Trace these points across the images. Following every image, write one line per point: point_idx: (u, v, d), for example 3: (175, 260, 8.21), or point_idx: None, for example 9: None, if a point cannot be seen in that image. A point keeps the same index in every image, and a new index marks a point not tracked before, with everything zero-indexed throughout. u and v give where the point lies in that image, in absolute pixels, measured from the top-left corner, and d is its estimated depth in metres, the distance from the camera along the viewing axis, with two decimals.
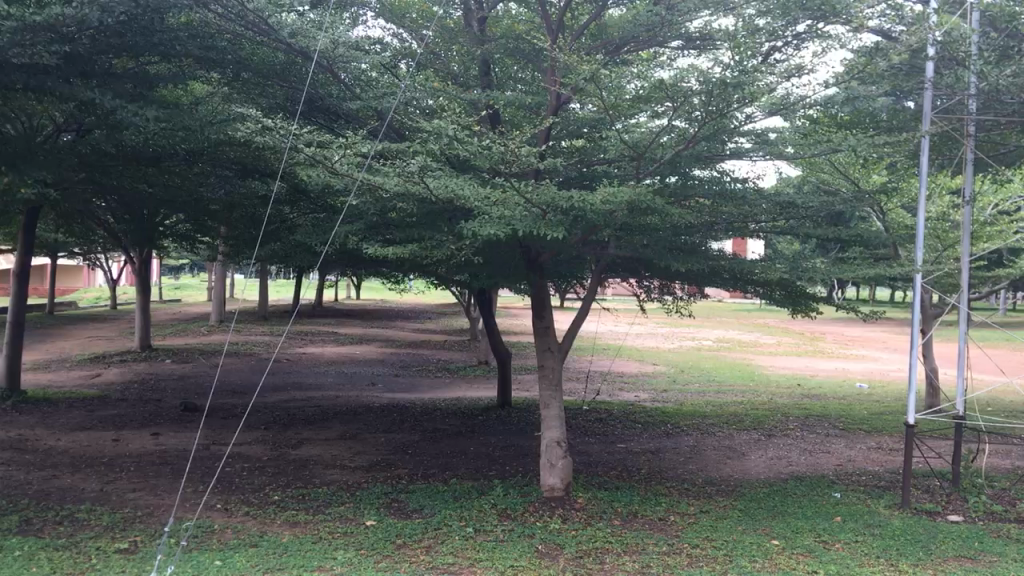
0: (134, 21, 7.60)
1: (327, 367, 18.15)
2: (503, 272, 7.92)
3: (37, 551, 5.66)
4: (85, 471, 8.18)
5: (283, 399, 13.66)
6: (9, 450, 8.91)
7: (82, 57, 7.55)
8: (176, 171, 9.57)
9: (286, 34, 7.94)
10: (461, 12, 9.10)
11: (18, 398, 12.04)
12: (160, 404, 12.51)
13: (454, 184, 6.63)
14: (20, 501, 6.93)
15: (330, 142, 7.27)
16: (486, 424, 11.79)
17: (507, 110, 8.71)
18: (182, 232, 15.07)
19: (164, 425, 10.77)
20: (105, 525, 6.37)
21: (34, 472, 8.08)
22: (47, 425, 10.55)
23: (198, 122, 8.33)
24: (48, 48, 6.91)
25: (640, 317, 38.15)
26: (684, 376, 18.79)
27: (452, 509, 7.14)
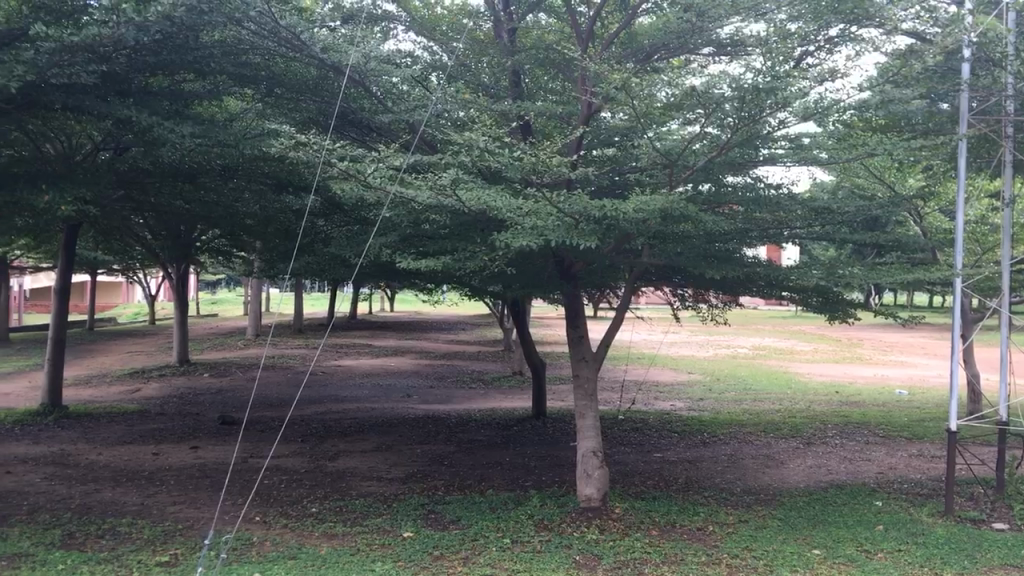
0: (170, 39, 7.67)
1: (363, 379, 18.23)
2: (537, 281, 7.90)
3: (80, 565, 5.72)
4: (127, 485, 8.28)
5: (321, 411, 13.73)
6: (52, 465, 9.05)
7: (120, 76, 7.80)
8: (211, 187, 9.67)
9: (319, 49, 7.99)
10: (491, 24, 9.14)
11: (61, 413, 12.23)
12: (199, 417, 12.62)
13: (487, 196, 6.64)
14: (63, 515, 7.05)
15: (363, 156, 7.34)
16: (522, 434, 11.75)
17: (538, 119, 8.67)
18: (219, 247, 15.22)
19: (203, 438, 10.87)
20: (146, 538, 6.44)
21: (77, 486, 8.20)
22: (89, 439, 10.70)
23: (233, 137, 8.44)
24: (86, 68, 7.15)
25: (676, 324, 37.94)
26: (720, 384, 18.63)
27: (490, 520, 7.12)
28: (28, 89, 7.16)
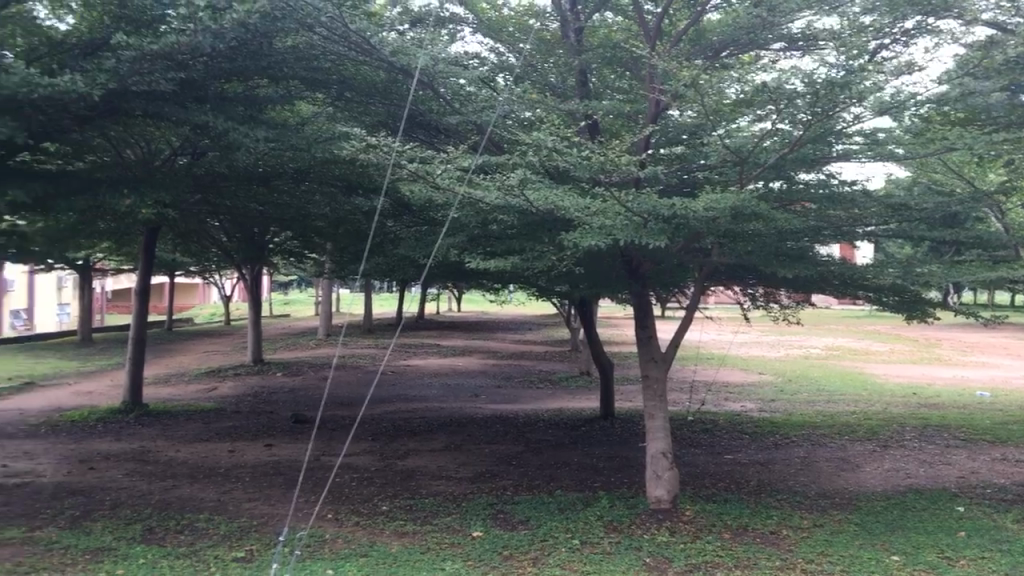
0: (244, 46, 7.84)
1: (432, 379, 18.37)
2: (605, 280, 7.86)
3: (160, 559, 5.88)
4: (204, 481, 8.49)
5: (391, 410, 13.89)
6: (133, 462, 9.34)
7: (197, 83, 8.00)
8: (284, 190, 9.85)
9: (387, 52, 8.06)
10: (558, 24, 9.11)
11: (142, 411, 12.59)
12: (273, 416, 12.88)
13: (555, 195, 6.63)
14: (144, 510, 7.26)
15: (432, 157, 7.43)
16: (590, 435, 11.71)
17: (605, 119, 8.62)
18: (291, 248, 15.51)
19: (277, 436, 11.09)
20: (223, 534, 6.59)
21: (157, 482, 8.44)
22: (168, 436, 11.01)
23: (305, 140, 8.59)
24: (165, 76, 7.40)
25: (745, 325, 37.37)
26: (792, 385, 18.30)
27: (559, 521, 7.11)
28: (109, 97, 7.41)
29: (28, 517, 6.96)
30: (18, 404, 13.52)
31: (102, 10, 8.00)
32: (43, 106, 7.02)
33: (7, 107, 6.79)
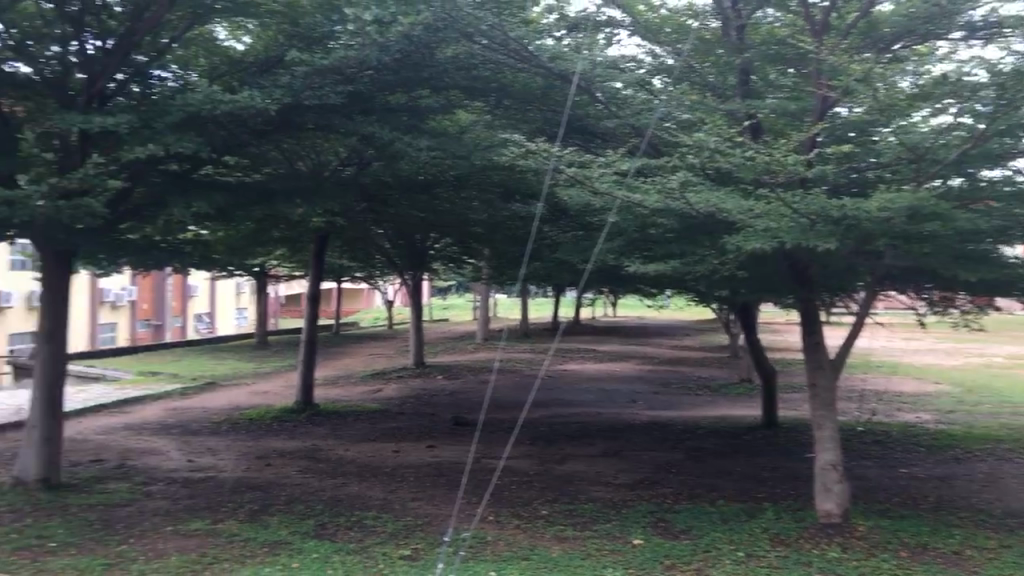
0: (408, 58, 8.11)
1: (589, 384, 18.34)
2: (770, 285, 7.58)
3: (331, 554, 6.13)
4: (371, 480, 8.79)
5: (548, 415, 13.96)
6: (306, 459, 9.78)
7: (364, 95, 8.30)
8: (445, 197, 10.09)
9: (545, 58, 8.22)
10: (719, 23, 8.84)
11: (313, 411, 13.16)
12: (435, 417, 13.20)
13: (717, 197, 6.50)
14: (316, 506, 7.59)
15: (591, 162, 7.49)
16: (753, 444, 11.37)
17: (767, 118, 8.09)
18: (451, 254, 15.88)
19: (439, 438, 11.36)
20: (390, 531, 6.79)
21: (328, 479, 8.81)
22: (337, 435, 11.48)
23: (467, 148, 8.72)
24: (334, 89, 7.78)
25: (918, 331, 35.35)
26: (973, 396, 17.15)
27: (722, 532, 6.93)
28: (284, 110, 7.81)
29: (211, 509, 7.40)
30: (201, 403, 14.43)
31: (276, 29, 8.36)
32: (226, 122, 7.51)
33: (195, 123, 7.40)
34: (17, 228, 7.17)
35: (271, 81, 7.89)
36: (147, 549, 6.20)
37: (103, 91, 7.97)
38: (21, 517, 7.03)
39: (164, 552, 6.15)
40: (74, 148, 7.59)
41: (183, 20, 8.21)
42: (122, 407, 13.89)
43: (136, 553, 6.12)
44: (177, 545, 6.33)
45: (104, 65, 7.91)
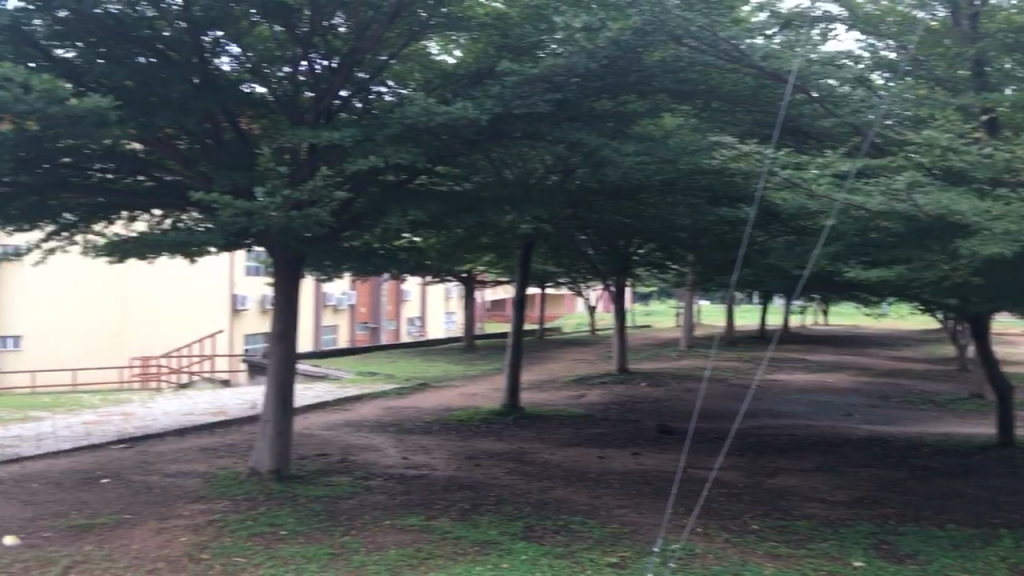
0: (615, 63, 7.94)
1: (800, 395, 17.61)
2: (1010, 295, 6.96)
3: (539, 556, 6.20)
4: (576, 485, 8.83)
5: (757, 426, 13.51)
6: (513, 462, 9.98)
7: (572, 102, 8.21)
8: (651, 202, 9.97)
9: (760, 57, 8.13)
10: (948, 12, 8.18)
11: (519, 414, 13.40)
12: (639, 425, 13.09)
13: (950, 199, 6.05)
14: (524, 508, 7.71)
15: (807, 162, 7.28)
16: (986, 464, 10.50)
17: (1004, 114, 7.55)
18: (655, 260, 15.73)
19: (644, 446, 11.26)
20: (597, 537, 6.79)
21: (534, 482, 8.93)
22: (543, 439, 11.64)
23: (676, 150, 8.43)
24: (543, 98, 7.82)
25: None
26: None
27: (953, 559, 6.43)
28: (495, 120, 7.98)
29: (425, 506, 7.69)
30: (414, 403, 15.06)
31: (486, 41, 8.53)
32: (439, 132, 7.75)
33: (412, 134, 7.71)
34: (254, 238, 7.75)
35: (483, 92, 8.09)
36: (367, 542, 6.52)
37: (329, 107, 8.51)
38: (257, 505, 7.60)
39: (383, 545, 6.45)
40: (303, 162, 8.13)
41: (401, 37, 8.54)
42: (343, 405, 14.74)
43: (357, 544, 6.45)
44: (394, 539, 6.63)
45: (330, 84, 8.44)
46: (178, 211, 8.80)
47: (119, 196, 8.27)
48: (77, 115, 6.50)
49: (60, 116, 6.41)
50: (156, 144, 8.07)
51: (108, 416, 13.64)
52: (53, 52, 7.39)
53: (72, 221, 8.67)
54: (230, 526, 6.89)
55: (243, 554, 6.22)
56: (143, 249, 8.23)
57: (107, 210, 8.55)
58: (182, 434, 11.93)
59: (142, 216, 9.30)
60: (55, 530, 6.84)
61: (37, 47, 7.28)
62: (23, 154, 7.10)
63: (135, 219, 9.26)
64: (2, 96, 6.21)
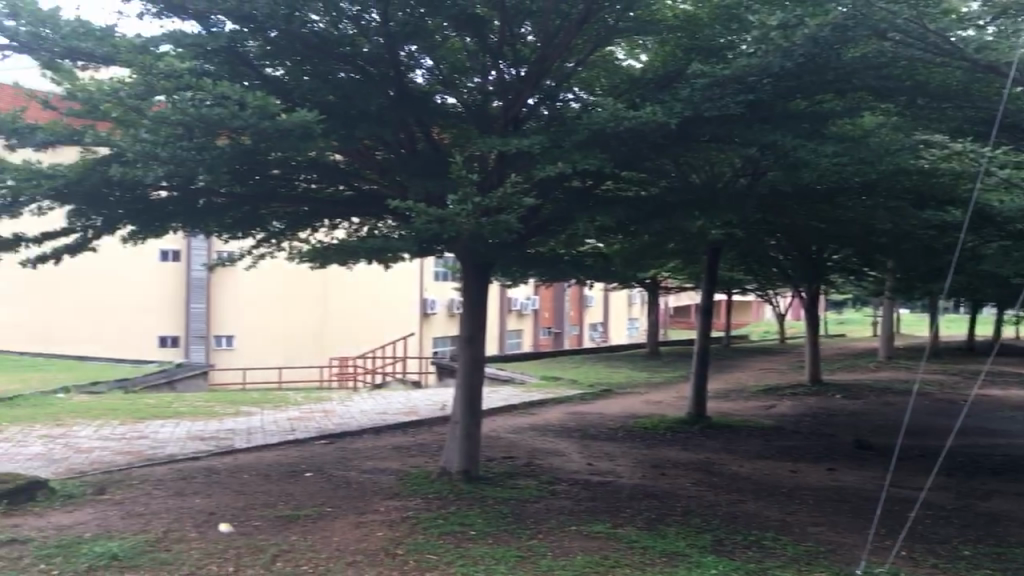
0: (812, 62, 7.49)
1: (1016, 412, 16.27)
2: None
3: (730, 571, 6.01)
4: (768, 499, 8.52)
5: (967, 444, 12.59)
6: (700, 472, 9.76)
7: (764, 103, 7.86)
8: (849, 206, 9.47)
9: (974, 50, 7.46)
10: None
11: (705, 424, 13.09)
12: (834, 439, 12.50)
13: None
14: (712, 521, 7.52)
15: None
16: None
17: None
18: (852, 266, 14.98)
19: (840, 461, 10.74)
20: (791, 555, 6.52)
21: (722, 494, 8.70)
22: (731, 450, 11.33)
23: (878, 150, 7.93)
24: (735, 100, 7.51)
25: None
26: None
27: None
28: (685, 124, 7.76)
29: (611, 514, 7.64)
30: (599, 409, 15.06)
31: (675, 44, 8.54)
32: (626, 138, 7.66)
33: (599, 141, 7.67)
34: (446, 244, 7.96)
35: (672, 95, 7.93)
36: (553, 547, 6.55)
37: (518, 116, 8.60)
38: (447, 504, 7.80)
39: (570, 551, 6.46)
40: (493, 170, 8.27)
41: (588, 43, 8.60)
42: (529, 410, 14.93)
43: (545, 548, 6.49)
44: (580, 545, 6.62)
45: (518, 92, 8.53)
46: (375, 219, 9.18)
47: (322, 204, 8.73)
48: (286, 129, 6.90)
49: (271, 131, 6.81)
50: (356, 155, 8.45)
51: (311, 413, 14.45)
52: (265, 71, 7.88)
53: (280, 229, 9.24)
54: (422, 523, 7.11)
55: (435, 551, 6.40)
56: (343, 255, 8.64)
57: (311, 219, 9.04)
58: (377, 432, 12.45)
59: (343, 224, 9.78)
60: (264, 519, 7.30)
61: (251, 66, 7.79)
62: (238, 167, 7.62)
63: (335, 227, 9.75)
64: (220, 112, 6.68)
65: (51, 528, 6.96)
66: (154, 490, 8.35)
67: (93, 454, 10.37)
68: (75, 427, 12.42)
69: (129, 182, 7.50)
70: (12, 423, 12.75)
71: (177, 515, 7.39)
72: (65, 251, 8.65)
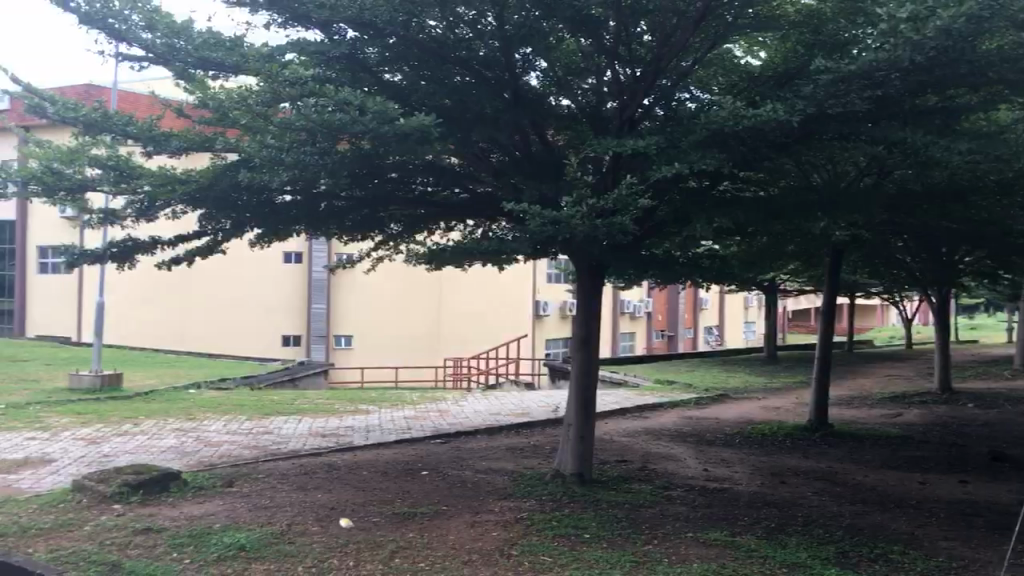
0: (943, 55, 6.85)
1: None
2: None
3: None
4: (895, 511, 8.18)
5: None
6: (822, 481, 9.45)
7: (890, 99, 7.38)
8: (984, 205, 9.01)
9: None
10: None
11: (827, 431, 12.67)
12: (966, 450, 11.90)
13: None
14: (835, 532, 7.26)
15: None
16: None
17: None
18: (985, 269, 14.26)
19: (973, 473, 10.21)
20: (920, 571, 6.22)
21: (846, 505, 8.40)
22: (855, 459, 10.93)
23: None
24: (862, 96, 7.17)
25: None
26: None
27: None
28: (808, 121, 7.47)
29: (729, 522, 7.47)
30: (715, 414, 14.78)
31: (795, 40, 8.34)
32: (745, 137, 7.49)
33: (717, 140, 7.53)
34: (560, 246, 7.94)
35: (794, 92, 7.67)
36: (669, 553, 6.45)
37: (633, 116, 8.50)
38: (561, 507, 7.79)
39: (686, 558, 6.35)
40: (608, 172, 8.22)
41: (706, 41, 8.48)
42: (643, 413, 14.77)
43: (660, 554, 6.41)
44: (697, 552, 6.50)
45: (633, 93, 8.42)
46: (490, 221, 9.25)
47: (439, 207, 8.80)
48: (404, 133, 6.99)
49: (390, 135, 6.90)
50: (471, 158, 8.51)
51: (426, 412, 14.67)
52: (383, 76, 7.99)
53: (398, 231, 9.40)
54: (536, 525, 7.12)
55: (549, 554, 6.40)
56: (459, 257, 8.72)
57: (427, 221, 9.15)
58: (492, 432, 12.53)
59: (459, 226, 9.90)
60: (382, 515, 7.45)
61: (370, 72, 7.91)
62: (358, 171, 7.78)
63: (451, 230, 9.87)
64: (342, 118, 6.80)
65: (182, 518, 7.28)
66: (278, 483, 8.63)
67: (222, 447, 10.80)
68: (205, 421, 12.97)
69: (257, 187, 7.78)
70: (148, 415, 13.42)
71: (299, 508, 7.62)
72: (197, 252, 9.05)
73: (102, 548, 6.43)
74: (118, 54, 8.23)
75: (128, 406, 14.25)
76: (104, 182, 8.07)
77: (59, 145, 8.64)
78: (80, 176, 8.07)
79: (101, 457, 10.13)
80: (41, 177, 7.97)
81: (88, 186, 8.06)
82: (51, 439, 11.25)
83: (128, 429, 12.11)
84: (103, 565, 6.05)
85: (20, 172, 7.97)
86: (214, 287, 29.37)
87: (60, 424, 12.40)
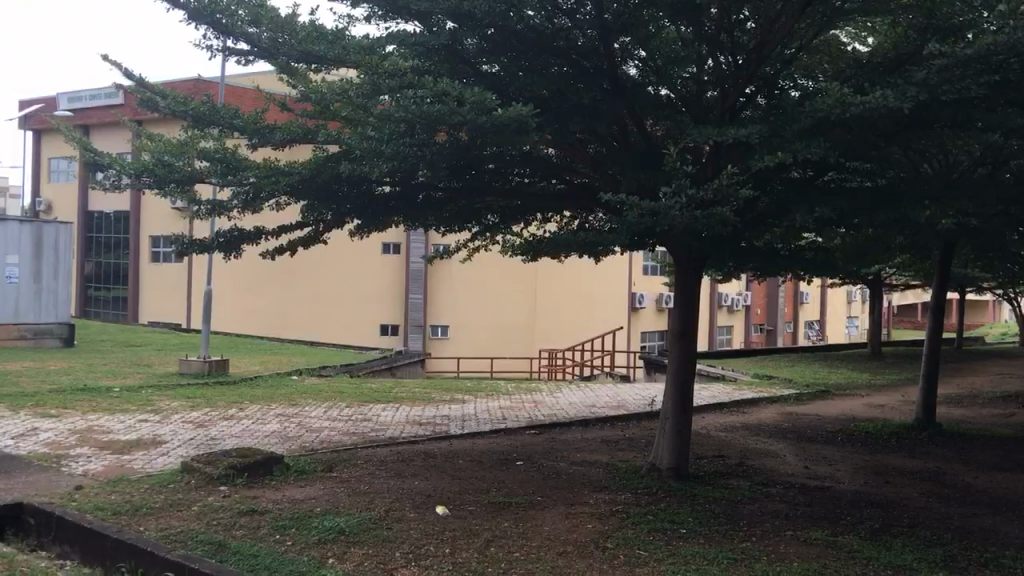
0: None
1: None
2: None
3: None
4: (1007, 515, 7.81)
5: None
6: (929, 482, 9.10)
7: (1010, 85, 6.89)
8: None
9: None
10: None
11: (934, 431, 12.16)
12: None
13: None
14: (943, 534, 6.97)
15: None
16: None
17: None
18: None
19: None
20: None
21: (955, 507, 8.06)
22: (966, 460, 10.47)
23: None
24: (978, 81, 6.73)
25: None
26: None
27: None
28: (919, 107, 7.10)
29: (830, 521, 7.26)
30: (815, 410, 14.40)
31: (907, 24, 8.00)
32: (851, 125, 7.21)
33: (821, 127, 7.28)
34: (657, 238, 7.82)
35: (905, 78, 7.32)
36: (766, 551, 6.31)
37: (734, 105, 8.32)
38: (656, 500, 7.73)
39: (785, 556, 6.21)
40: (707, 162, 8.12)
41: (811, 28, 8.32)
42: (740, 408, 14.50)
43: (760, 552, 6.27)
44: (796, 551, 6.35)
45: (735, 82, 8.29)
46: (586, 212, 9.18)
47: (536, 198, 8.77)
48: (501, 124, 6.96)
49: (488, 126, 6.89)
50: (568, 149, 8.49)
51: (521, 403, 14.71)
52: (482, 68, 7.99)
53: (494, 222, 9.43)
54: (631, 518, 7.06)
55: (645, 547, 6.34)
56: (555, 249, 8.69)
57: (523, 213, 9.14)
58: (587, 425, 12.48)
59: (556, 217, 9.88)
60: (477, 504, 7.50)
61: (468, 64, 7.92)
62: (456, 162, 7.78)
63: (547, 221, 9.84)
64: (440, 109, 6.78)
65: (285, 501, 7.47)
66: (377, 470, 8.79)
67: (322, 433, 11.06)
68: (306, 407, 13.31)
69: (357, 178, 7.91)
70: (252, 400, 13.83)
71: (397, 495, 7.73)
72: (300, 242, 9.26)
73: (209, 529, 6.65)
74: (225, 49, 8.47)
75: (234, 391, 14.74)
76: (212, 174, 8.32)
77: (170, 138, 8.98)
78: (189, 168, 8.34)
79: (209, 440, 10.49)
80: (151, 168, 8.27)
81: (198, 178, 8.34)
82: (162, 422, 11.71)
83: (233, 413, 12.51)
84: (211, 545, 6.25)
85: (134, 163, 8.29)
86: (314, 276, 30.13)
87: (170, 408, 12.91)
